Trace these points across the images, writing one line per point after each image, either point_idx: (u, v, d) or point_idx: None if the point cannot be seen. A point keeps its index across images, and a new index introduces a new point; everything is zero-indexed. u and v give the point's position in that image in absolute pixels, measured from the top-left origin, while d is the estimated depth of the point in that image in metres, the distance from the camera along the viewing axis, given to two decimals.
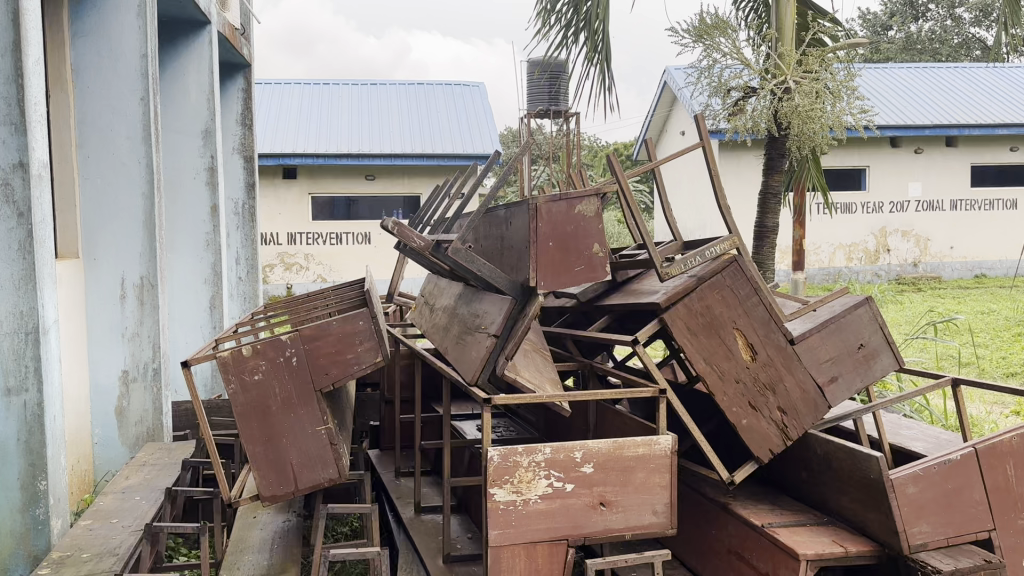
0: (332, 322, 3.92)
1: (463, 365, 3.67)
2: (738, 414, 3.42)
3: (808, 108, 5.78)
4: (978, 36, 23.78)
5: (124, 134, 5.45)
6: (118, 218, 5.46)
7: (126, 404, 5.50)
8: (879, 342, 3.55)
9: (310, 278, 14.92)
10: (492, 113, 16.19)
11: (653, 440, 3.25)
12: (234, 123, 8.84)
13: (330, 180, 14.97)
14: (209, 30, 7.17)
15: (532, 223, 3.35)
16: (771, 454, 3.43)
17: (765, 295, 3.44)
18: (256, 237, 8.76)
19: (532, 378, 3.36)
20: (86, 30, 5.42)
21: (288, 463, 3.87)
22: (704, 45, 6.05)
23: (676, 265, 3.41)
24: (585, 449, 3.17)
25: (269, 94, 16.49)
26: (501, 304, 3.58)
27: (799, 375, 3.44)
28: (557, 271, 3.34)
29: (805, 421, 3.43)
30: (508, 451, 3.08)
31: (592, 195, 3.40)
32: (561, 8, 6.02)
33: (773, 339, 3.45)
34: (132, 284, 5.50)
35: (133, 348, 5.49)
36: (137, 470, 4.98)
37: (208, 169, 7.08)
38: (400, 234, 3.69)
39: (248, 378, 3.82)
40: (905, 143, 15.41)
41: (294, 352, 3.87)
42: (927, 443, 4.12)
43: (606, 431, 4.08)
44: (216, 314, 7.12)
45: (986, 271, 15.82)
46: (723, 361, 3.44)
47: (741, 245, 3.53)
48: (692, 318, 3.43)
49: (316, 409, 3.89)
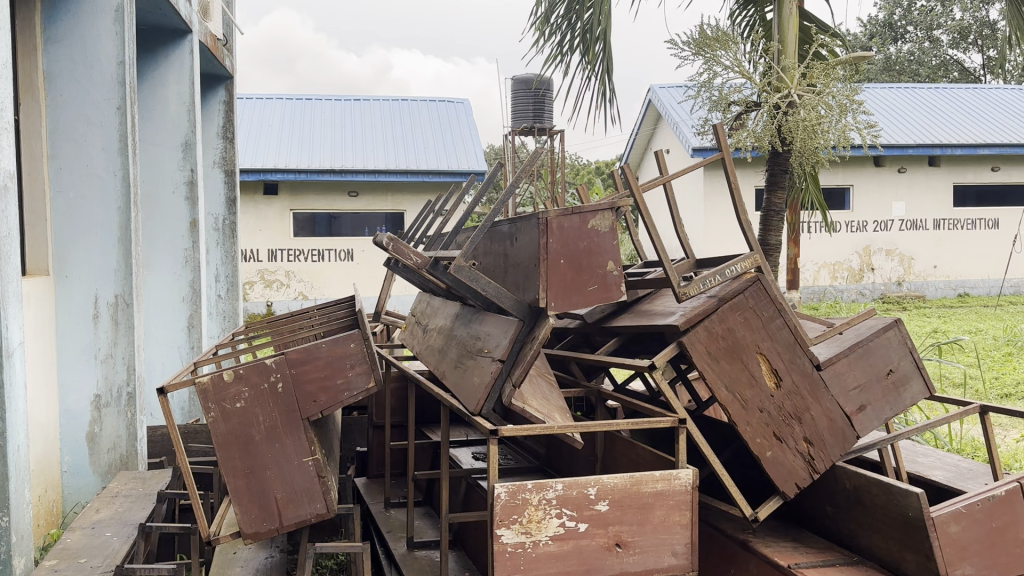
0: (321, 345, 3.65)
1: (464, 392, 3.40)
2: (762, 446, 3.18)
3: (813, 122, 5.54)
4: (955, 58, 23.92)
5: (99, 146, 5.16)
6: (91, 232, 5.16)
7: (98, 430, 5.16)
8: (910, 367, 3.37)
9: (290, 295, 14.55)
10: (476, 130, 15.98)
11: (673, 474, 3.00)
12: (216, 137, 8.55)
13: (310, 196, 14.68)
14: (190, 39, 6.90)
15: (542, 239, 3.11)
16: (796, 489, 3.20)
17: (789, 316, 3.26)
18: (237, 253, 8.50)
19: (540, 407, 3.11)
20: (59, 36, 5.14)
21: (272, 497, 3.57)
22: (705, 57, 5.84)
23: (694, 284, 3.22)
24: (600, 485, 2.91)
25: (250, 109, 16.20)
26: (505, 326, 3.32)
27: (826, 404, 3.25)
28: (569, 292, 3.11)
29: (832, 453, 3.23)
30: (517, 487, 2.82)
31: (606, 209, 3.17)
32: (558, 17, 5.81)
33: (799, 365, 3.25)
34: (107, 302, 5.19)
35: (106, 370, 5.16)
36: (109, 501, 4.66)
37: (188, 183, 6.79)
38: (396, 250, 3.43)
39: (229, 406, 3.53)
40: (888, 162, 15.34)
41: (280, 377, 3.59)
42: (947, 472, 3.91)
43: (614, 462, 3.83)
44: (194, 333, 6.82)
45: (969, 291, 15.75)
46: (746, 389, 3.20)
47: (762, 265, 3.38)
48: (713, 342, 3.18)
49: (303, 438, 3.61)
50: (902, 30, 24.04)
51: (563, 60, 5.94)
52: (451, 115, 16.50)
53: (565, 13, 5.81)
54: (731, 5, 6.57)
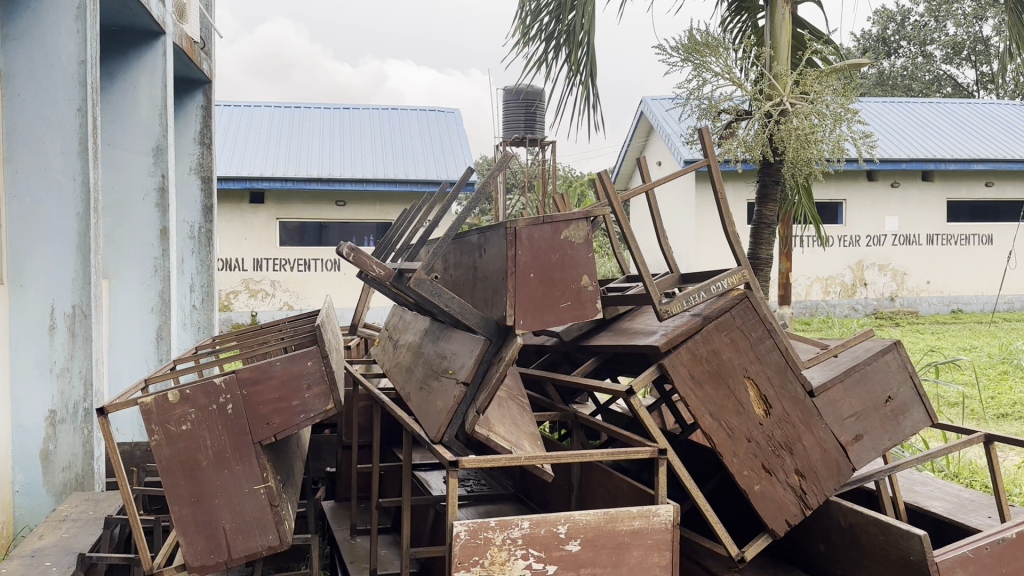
0: (275, 363, 3.33)
1: (426, 417, 3.13)
2: (750, 478, 2.90)
3: (806, 131, 5.29)
4: (948, 73, 23.79)
5: (57, 149, 4.76)
6: (47, 240, 4.75)
7: (52, 447, 4.74)
8: (910, 394, 3.13)
9: (275, 305, 14.24)
10: (465, 140, 15.75)
11: (651, 511, 2.73)
12: (192, 143, 8.25)
13: (298, 204, 14.40)
14: (163, 41, 6.57)
15: (509, 251, 2.85)
16: (787, 526, 2.92)
17: (779, 337, 3.00)
18: (212, 262, 8.21)
19: (508, 435, 2.83)
20: (18, 33, 4.75)
21: (220, 527, 3.27)
22: (694, 63, 5.59)
23: (677, 301, 2.95)
24: (570, 523, 2.64)
25: (237, 117, 15.94)
26: (472, 345, 3.06)
27: (819, 433, 2.98)
28: (539, 308, 2.85)
29: (825, 486, 2.97)
30: (478, 526, 2.54)
31: (581, 218, 2.92)
32: (543, 17, 5.58)
33: (790, 391, 2.99)
34: (63, 313, 4.77)
35: (61, 385, 4.74)
36: (55, 526, 4.30)
37: (159, 190, 6.48)
38: (357, 261, 3.13)
39: (174, 429, 3.23)
40: (881, 177, 15.16)
41: (229, 399, 3.28)
42: (947, 503, 3.65)
43: (592, 492, 3.56)
44: (163, 344, 6.50)
45: (963, 307, 15.54)
46: (732, 416, 2.93)
47: (750, 280, 3.11)
48: (697, 365, 2.92)
49: (255, 464, 3.30)
50: (895, 46, 23.90)
51: (547, 62, 5.71)
52: (440, 125, 16.27)
53: (551, 12, 5.57)
54: (723, 10, 6.36)
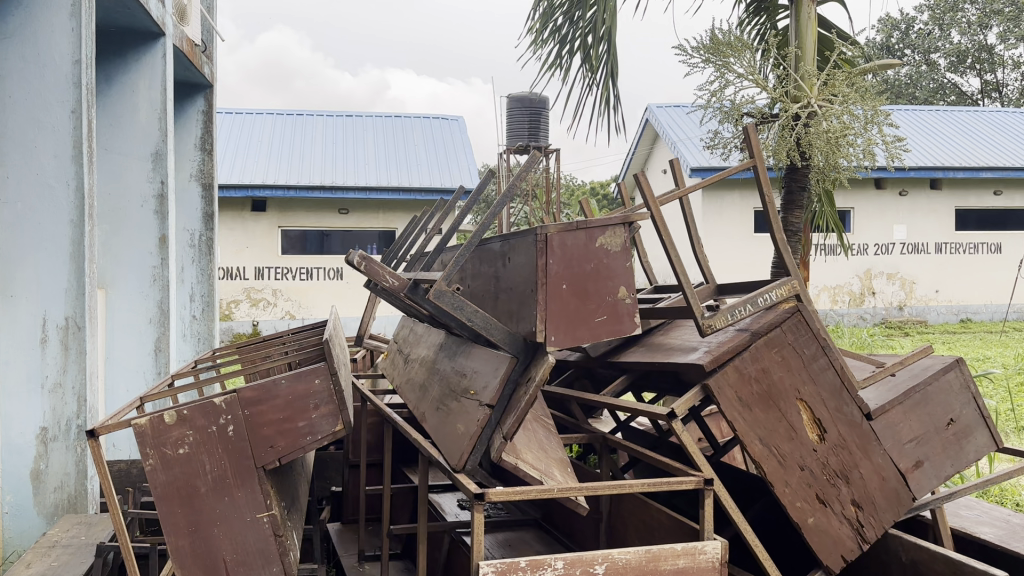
0: (279, 381, 3.06)
1: (445, 441, 2.87)
2: (804, 511, 2.64)
3: (835, 133, 5.03)
4: (952, 82, 23.53)
5: (50, 152, 4.49)
6: (40, 249, 4.47)
7: (44, 466, 4.46)
8: (972, 416, 2.91)
9: (277, 315, 13.98)
10: (469, 147, 15.51)
11: (697, 547, 2.47)
12: (193, 149, 7.99)
13: (300, 213, 14.13)
14: (163, 42, 6.32)
15: (539, 259, 2.60)
16: (842, 563, 2.66)
17: (834, 355, 2.75)
18: (213, 271, 7.94)
19: (537, 463, 2.57)
20: (7, 32, 4.49)
21: (220, 558, 2.97)
22: (716, 65, 5.34)
23: (722, 315, 2.69)
24: (608, 561, 2.38)
25: (238, 125, 15.73)
26: (495, 363, 2.81)
27: (877, 460, 2.75)
28: (573, 323, 2.60)
29: (884, 518, 2.72)
30: (507, 566, 2.28)
31: (615, 224, 2.67)
32: (557, 17, 5.35)
33: (845, 414, 2.75)
34: (55, 325, 4.48)
35: (54, 401, 4.46)
36: (44, 553, 4.00)
37: (158, 197, 6.23)
38: (370, 272, 2.84)
39: (170, 453, 2.94)
40: (890, 185, 14.93)
41: (231, 419, 3.00)
42: (998, 529, 3.36)
43: (623, 522, 3.28)
44: (162, 358, 6.21)
45: (972, 316, 15.20)
46: (784, 443, 2.67)
47: (801, 292, 2.85)
48: (745, 386, 2.66)
49: (257, 491, 3.00)
50: (899, 53, 23.70)
51: (561, 66, 5.50)
52: (444, 133, 16.02)
53: (565, 12, 5.35)
54: (742, 12, 6.11)
